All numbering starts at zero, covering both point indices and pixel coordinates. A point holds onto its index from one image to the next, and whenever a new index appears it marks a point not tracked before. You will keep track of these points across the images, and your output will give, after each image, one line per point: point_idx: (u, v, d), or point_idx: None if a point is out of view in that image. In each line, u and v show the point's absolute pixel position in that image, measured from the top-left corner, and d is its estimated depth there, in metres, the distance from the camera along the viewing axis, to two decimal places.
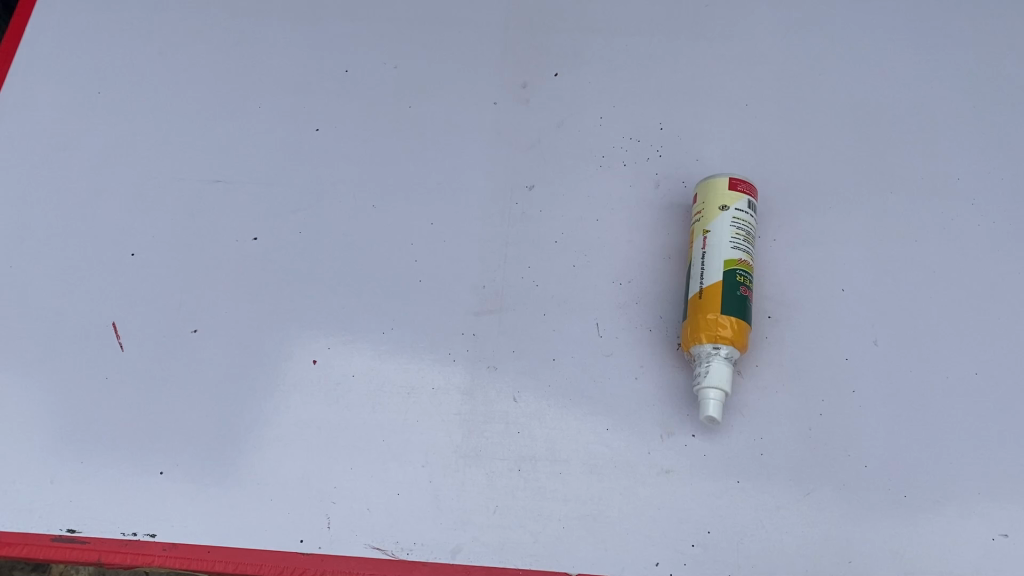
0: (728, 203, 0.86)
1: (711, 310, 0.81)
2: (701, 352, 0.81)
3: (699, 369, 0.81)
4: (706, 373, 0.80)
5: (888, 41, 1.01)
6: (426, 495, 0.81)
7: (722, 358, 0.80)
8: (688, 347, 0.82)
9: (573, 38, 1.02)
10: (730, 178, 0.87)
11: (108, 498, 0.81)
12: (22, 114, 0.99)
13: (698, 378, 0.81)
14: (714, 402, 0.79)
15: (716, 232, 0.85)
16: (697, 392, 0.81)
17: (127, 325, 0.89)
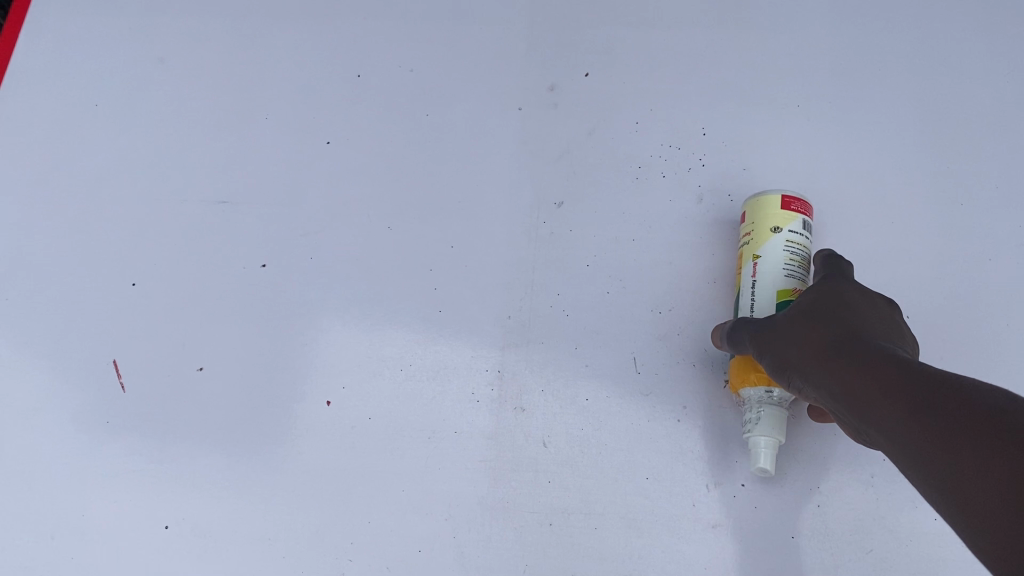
0: (783, 226, 0.77)
1: None
2: (750, 398, 0.73)
3: (748, 418, 0.73)
4: (757, 422, 0.72)
5: (953, 32, 0.91)
6: (449, 552, 0.74)
7: (774, 403, 0.72)
8: (737, 387, 0.74)
9: (605, 33, 0.93)
10: (783, 195, 0.77)
11: (111, 555, 0.76)
12: (14, 130, 0.93)
13: (748, 424, 0.73)
14: (767, 454, 0.72)
15: (769, 258, 0.76)
16: (747, 439, 0.74)
17: (129, 364, 0.83)
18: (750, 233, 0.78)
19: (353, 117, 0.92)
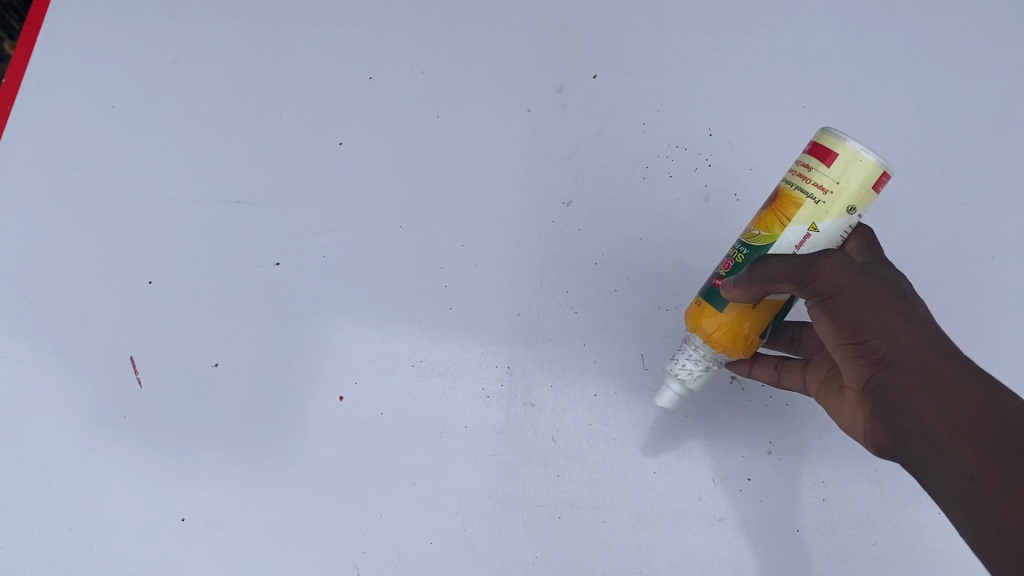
0: (869, 190, 0.60)
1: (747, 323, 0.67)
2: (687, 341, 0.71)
3: (676, 357, 0.73)
4: (680, 369, 0.72)
5: (956, 33, 0.92)
6: (460, 545, 0.76)
7: (702, 360, 0.71)
8: (697, 320, 0.69)
9: (613, 36, 0.95)
10: (887, 172, 0.60)
11: (131, 547, 0.78)
12: (32, 131, 0.95)
13: (677, 365, 0.72)
14: (672, 400, 0.74)
15: (835, 223, 0.61)
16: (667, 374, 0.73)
17: (145, 360, 0.84)
18: (831, 187, 0.60)
19: (365, 119, 0.93)
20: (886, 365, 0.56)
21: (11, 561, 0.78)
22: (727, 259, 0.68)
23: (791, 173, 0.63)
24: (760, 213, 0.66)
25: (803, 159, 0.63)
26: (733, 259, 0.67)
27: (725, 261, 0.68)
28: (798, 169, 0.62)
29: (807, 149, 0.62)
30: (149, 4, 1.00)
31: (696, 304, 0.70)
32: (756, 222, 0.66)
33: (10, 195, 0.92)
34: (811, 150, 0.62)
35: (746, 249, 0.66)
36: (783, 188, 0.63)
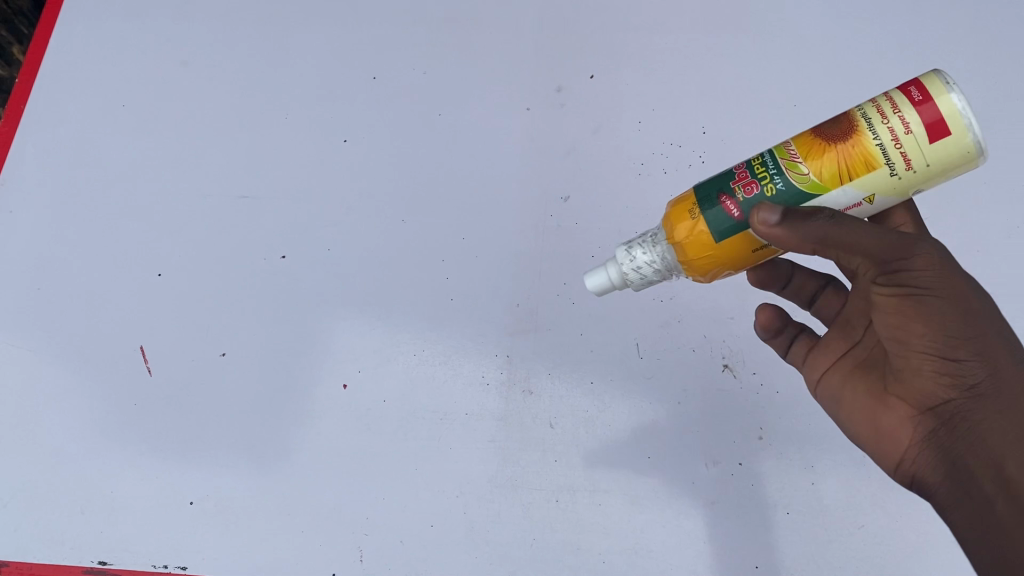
0: (947, 176, 0.52)
1: (741, 249, 0.56)
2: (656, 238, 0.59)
3: (636, 244, 0.59)
4: (634, 260, 0.59)
5: (942, 35, 0.95)
6: (460, 527, 0.78)
7: (661, 266, 0.59)
8: (681, 219, 0.56)
9: (610, 37, 0.98)
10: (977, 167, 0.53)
11: (139, 529, 0.80)
12: (46, 130, 0.98)
13: (645, 249, 0.59)
14: (602, 283, 0.61)
15: (889, 199, 0.54)
16: (626, 249, 0.59)
17: (155, 349, 0.87)
18: (918, 163, 0.51)
19: (369, 117, 0.96)
20: (970, 388, 0.53)
21: (25, 543, 0.80)
22: (742, 172, 0.55)
23: (878, 106, 0.52)
24: (808, 133, 0.54)
25: (905, 101, 0.51)
26: (762, 187, 0.54)
27: (737, 173, 0.55)
28: (891, 111, 0.51)
29: (907, 89, 0.51)
30: (160, 7, 1.03)
31: (688, 197, 0.56)
32: (794, 141, 0.55)
33: (24, 192, 0.95)
34: (924, 98, 0.50)
35: (782, 179, 0.54)
36: (854, 122, 0.52)
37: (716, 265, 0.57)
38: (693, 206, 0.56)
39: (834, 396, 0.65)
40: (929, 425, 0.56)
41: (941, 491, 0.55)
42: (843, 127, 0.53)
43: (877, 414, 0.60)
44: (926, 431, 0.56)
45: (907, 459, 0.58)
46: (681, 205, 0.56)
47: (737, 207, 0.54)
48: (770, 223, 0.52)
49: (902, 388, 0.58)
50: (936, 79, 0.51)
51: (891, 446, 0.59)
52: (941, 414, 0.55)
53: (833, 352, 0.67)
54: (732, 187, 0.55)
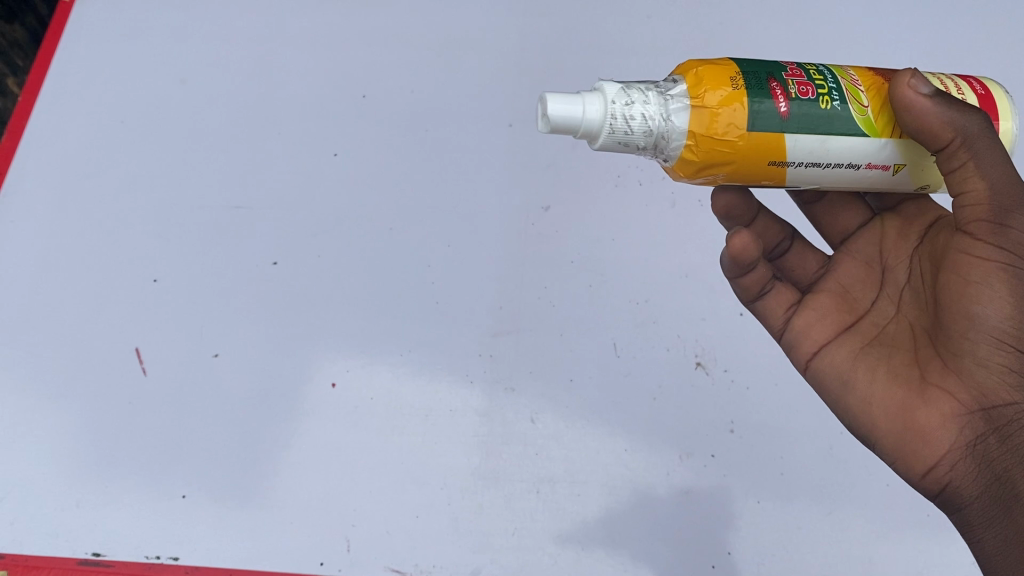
0: None
1: (762, 133, 0.56)
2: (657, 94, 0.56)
3: (632, 89, 0.56)
4: (629, 102, 0.56)
5: (900, 62, 1.01)
6: (445, 518, 0.81)
7: (659, 120, 0.56)
8: (719, 82, 0.56)
9: (588, 58, 1.03)
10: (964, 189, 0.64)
11: (133, 522, 0.82)
12: (47, 144, 1.02)
13: (652, 97, 0.56)
14: (572, 115, 0.56)
15: (908, 175, 0.60)
16: (626, 88, 0.56)
17: (149, 351, 0.90)
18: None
19: (358, 132, 1.00)
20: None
21: (20, 536, 0.82)
22: (797, 73, 0.58)
23: (946, 82, 0.60)
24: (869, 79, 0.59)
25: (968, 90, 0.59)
26: (816, 93, 0.57)
27: (793, 73, 0.57)
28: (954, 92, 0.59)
29: (970, 81, 0.60)
30: (159, 30, 1.08)
31: (728, 66, 0.57)
32: (857, 73, 0.60)
33: (25, 203, 0.98)
34: (984, 92, 0.59)
35: (839, 95, 0.57)
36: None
37: (732, 149, 0.56)
38: (734, 75, 0.56)
39: (841, 379, 0.66)
40: (976, 427, 0.59)
41: (976, 504, 0.59)
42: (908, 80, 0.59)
43: (908, 407, 0.61)
44: (972, 433, 0.59)
45: (939, 466, 0.60)
46: (712, 66, 0.57)
47: (786, 101, 0.56)
48: (918, 91, 0.56)
49: (947, 382, 0.60)
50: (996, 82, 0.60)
51: (922, 446, 0.60)
52: (992, 417, 0.58)
53: (831, 327, 0.69)
54: (787, 80, 0.57)
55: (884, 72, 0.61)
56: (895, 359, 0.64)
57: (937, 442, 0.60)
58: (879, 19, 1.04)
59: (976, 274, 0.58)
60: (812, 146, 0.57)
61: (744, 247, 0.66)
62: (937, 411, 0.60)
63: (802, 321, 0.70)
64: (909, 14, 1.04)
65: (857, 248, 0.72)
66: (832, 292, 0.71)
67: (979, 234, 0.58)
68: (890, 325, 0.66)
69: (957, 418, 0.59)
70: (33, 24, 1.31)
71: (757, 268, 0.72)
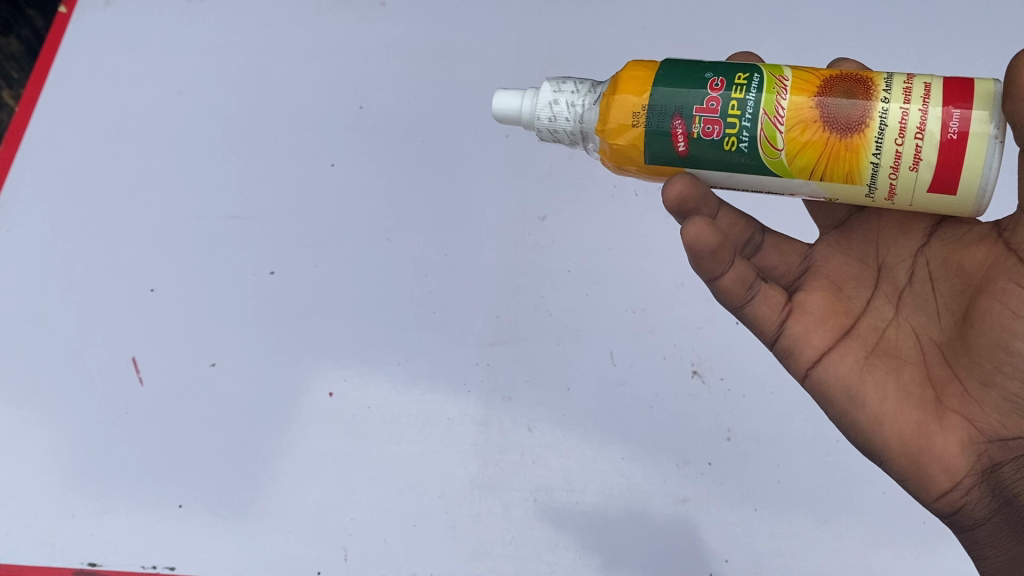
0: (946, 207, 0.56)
1: (661, 164, 0.61)
2: (580, 104, 0.62)
3: (562, 98, 0.63)
4: (553, 116, 0.63)
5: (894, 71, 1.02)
6: (443, 527, 0.81)
7: (576, 134, 0.63)
8: (620, 115, 0.59)
9: (584, 69, 1.04)
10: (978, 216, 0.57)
11: (129, 532, 0.82)
12: (44, 154, 1.02)
13: (575, 112, 0.62)
14: (510, 114, 0.65)
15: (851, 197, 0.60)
16: (558, 100, 0.63)
17: (146, 360, 0.90)
18: (898, 196, 0.57)
19: (355, 143, 1.01)
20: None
21: (15, 545, 0.82)
22: (712, 105, 0.57)
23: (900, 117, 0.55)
24: (813, 109, 0.56)
25: (936, 129, 0.54)
26: (723, 133, 0.57)
27: (707, 106, 0.57)
28: (912, 134, 0.54)
29: (949, 111, 0.54)
30: (157, 41, 1.08)
31: (641, 94, 0.59)
32: (795, 91, 0.57)
33: (22, 212, 0.99)
34: (959, 129, 0.53)
35: (749, 136, 0.57)
36: (873, 102, 0.55)
37: (636, 169, 0.62)
38: (640, 108, 0.59)
39: (849, 391, 0.65)
40: (993, 454, 0.61)
41: (987, 521, 0.63)
42: (851, 105, 0.56)
43: (926, 429, 0.62)
44: (989, 461, 0.61)
45: (956, 490, 0.62)
46: (626, 89, 0.60)
47: (685, 141, 0.58)
48: None
49: (973, 411, 0.61)
50: (986, 110, 0.53)
51: (940, 471, 0.62)
52: (1012, 447, 0.60)
53: (830, 332, 0.67)
54: (693, 117, 0.57)
55: (837, 83, 0.57)
56: (906, 374, 0.64)
57: (955, 469, 0.62)
58: (873, 29, 1.05)
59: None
60: (718, 176, 0.60)
61: (700, 236, 0.62)
62: (956, 439, 0.61)
63: (799, 326, 0.68)
64: (902, 22, 1.05)
65: (850, 244, 0.71)
66: (825, 289, 0.69)
67: None
68: (890, 330, 0.66)
69: (976, 446, 0.61)
70: (28, 36, 1.31)
71: (737, 265, 0.66)
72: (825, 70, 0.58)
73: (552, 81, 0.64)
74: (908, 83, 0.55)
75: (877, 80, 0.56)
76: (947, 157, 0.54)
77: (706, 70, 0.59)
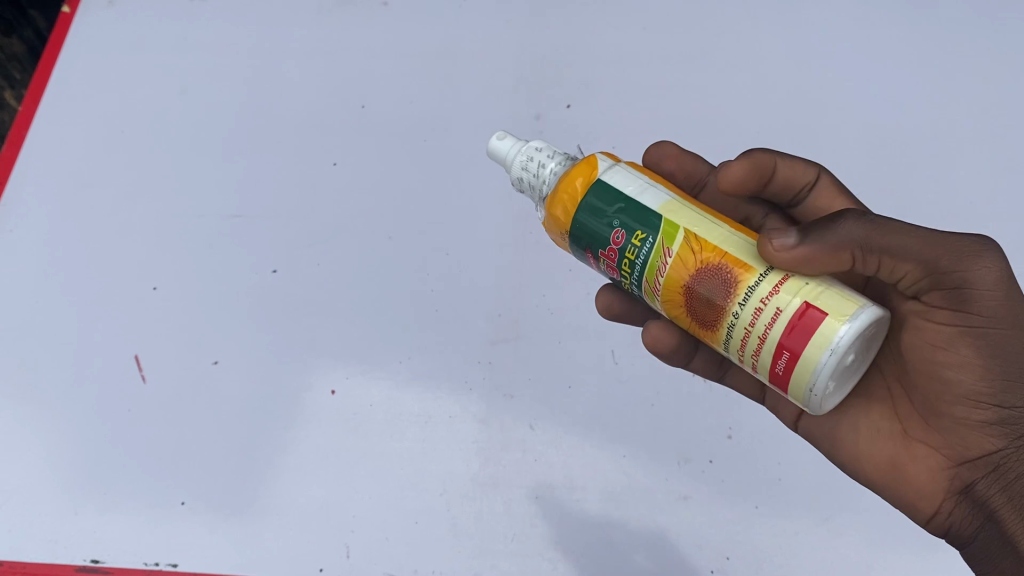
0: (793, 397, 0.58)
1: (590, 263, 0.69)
2: (535, 179, 0.68)
3: (528, 171, 0.68)
4: (522, 182, 0.70)
5: (893, 72, 1.02)
6: (444, 524, 0.81)
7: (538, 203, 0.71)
8: (552, 220, 0.67)
9: (584, 69, 1.04)
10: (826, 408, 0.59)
11: (132, 529, 0.82)
12: (47, 153, 1.02)
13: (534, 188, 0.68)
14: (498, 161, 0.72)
15: None
16: (525, 172, 0.68)
17: (149, 358, 0.90)
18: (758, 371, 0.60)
19: (357, 141, 1.01)
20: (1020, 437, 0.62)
21: (17, 543, 0.82)
22: (610, 254, 0.63)
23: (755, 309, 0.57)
24: (686, 281, 0.60)
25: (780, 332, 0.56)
26: (620, 275, 0.64)
27: (608, 253, 0.63)
28: (762, 325, 0.56)
29: (794, 321, 0.55)
30: (160, 41, 1.09)
31: (564, 222, 0.65)
32: (673, 270, 0.60)
33: (24, 211, 0.99)
34: (789, 355, 0.55)
35: (638, 286, 0.63)
36: (734, 294, 0.58)
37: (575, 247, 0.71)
38: (563, 232, 0.66)
39: (828, 436, 0.73)
40: (965, 476, 0.66)
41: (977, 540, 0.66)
42: (716, 293, 0.58)
43: (897, 463, 0.69)
44: (961, 482, 0.66)
45: (939, 511, 0.68)
46: (558, 198, 0.65)
47: (594, 262, 0.66)
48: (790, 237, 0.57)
49: (937, 439, 0.67)
50: (830, 330, 0.54)
51: (919, 497, 0.68)
52: (980, 466, 0.65)
53: None
54: (599, 255, 0.64)
55: (713, 270, 0.59)
56: (875, 410, 0.70)
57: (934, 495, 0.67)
58: (872, 29, 1.05)
59: (942, 339, 0.63)
60: None
61: (655, 337, 0.74)
62: (926, 466, 0.68)
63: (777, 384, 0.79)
64: (901, 22, 1.06)
65: None
66: None
67: (936, 302, 0.63)
68: None
69: (946, 471, 0.67)
70: (30, 36, 1.32)
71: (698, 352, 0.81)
72: (712, 247, 0.59)
73: (528, 149, 0.68)
74: (764, 299, 0.56)
75: (743, 283, 0.58)
76: (779, 373, 0.57)
77: (614, 214, 0.62)
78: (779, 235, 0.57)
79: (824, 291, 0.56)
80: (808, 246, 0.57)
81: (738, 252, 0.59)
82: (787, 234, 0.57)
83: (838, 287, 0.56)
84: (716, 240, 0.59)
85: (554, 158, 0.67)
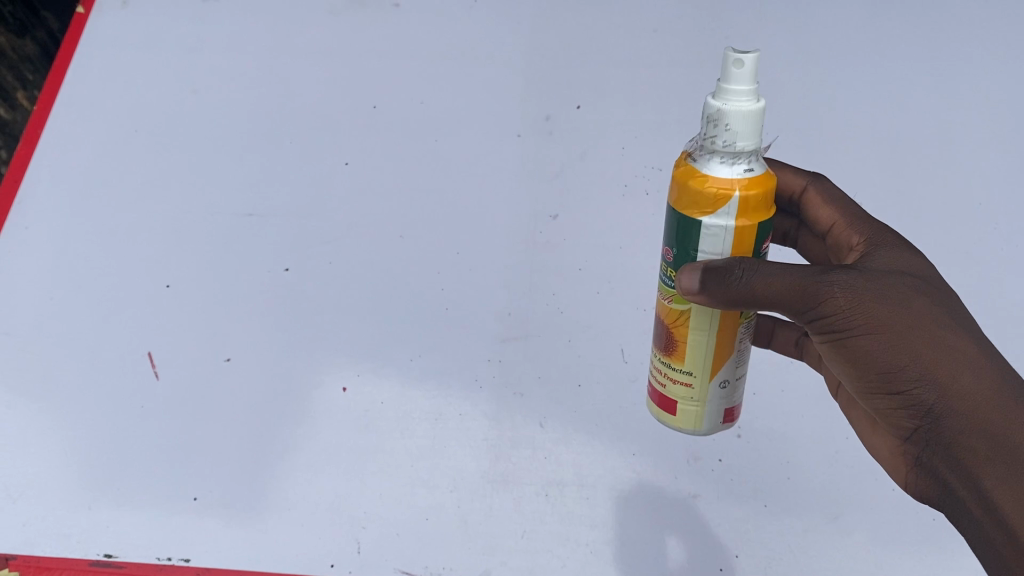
0: None
1: None
2: (707, 131, 0.61)
3: (713, 133, 0.60)
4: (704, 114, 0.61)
5: (903, 72, 1.02)
6: (456, 520, 0.82)
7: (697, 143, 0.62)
8: (683, 172, 0.63)
9: (594, 70, 1.05)
10: None
11: (145, 523, 0.83)
12: (61, 152, 1.03)
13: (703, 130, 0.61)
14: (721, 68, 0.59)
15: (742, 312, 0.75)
16: (712, 126, 0.60)
17: (161, 354, 0.91)
18: None
19: (367, 142, 1.02)
20: (926, 412, 0.64)
21: (31, 537, 0.83)
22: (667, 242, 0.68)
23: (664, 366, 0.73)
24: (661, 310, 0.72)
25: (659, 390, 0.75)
26: None
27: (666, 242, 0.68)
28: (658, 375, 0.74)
29: (661, 402, 0.74)
30: (172, 44, 1.09)
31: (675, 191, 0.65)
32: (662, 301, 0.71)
33: (40, 208, 1.00)
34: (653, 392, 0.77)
35: None
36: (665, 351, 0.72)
37: None
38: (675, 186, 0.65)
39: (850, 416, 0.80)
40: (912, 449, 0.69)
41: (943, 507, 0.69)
42: (662, 339, 0.72)
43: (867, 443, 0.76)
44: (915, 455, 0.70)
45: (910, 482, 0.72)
46: (697, 181, 0.61)
47: None
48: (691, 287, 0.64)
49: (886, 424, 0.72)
50: (672, 422, 0.75)
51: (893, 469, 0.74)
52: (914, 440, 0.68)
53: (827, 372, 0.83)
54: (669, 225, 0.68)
55: (671, 335, 0.71)
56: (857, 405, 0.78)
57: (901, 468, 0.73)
58: (884, 29, 1.05)
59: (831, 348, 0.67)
60: None
61: None
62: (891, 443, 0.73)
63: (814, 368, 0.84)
64: (912, 22, 1.05)
65: None
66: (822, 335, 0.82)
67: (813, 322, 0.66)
68: None
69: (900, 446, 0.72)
70: None
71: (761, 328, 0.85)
72: (682, 330, 0.70)
73: (742, 125, 0.59)
74: (669, 373, 0.72)
75: (673, 361, 0.71)
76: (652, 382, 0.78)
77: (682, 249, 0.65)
78: (688, 278, 0.64)
79: (696, 406, 0.72)
80: (708, 292, 0.63)
81: (692, 347, 0.70)
82: (695, 276, 0.64)
83: (709, 411, 0.73)
84: (690, 329, 0.69)
85: (733, 158, 0.60)
